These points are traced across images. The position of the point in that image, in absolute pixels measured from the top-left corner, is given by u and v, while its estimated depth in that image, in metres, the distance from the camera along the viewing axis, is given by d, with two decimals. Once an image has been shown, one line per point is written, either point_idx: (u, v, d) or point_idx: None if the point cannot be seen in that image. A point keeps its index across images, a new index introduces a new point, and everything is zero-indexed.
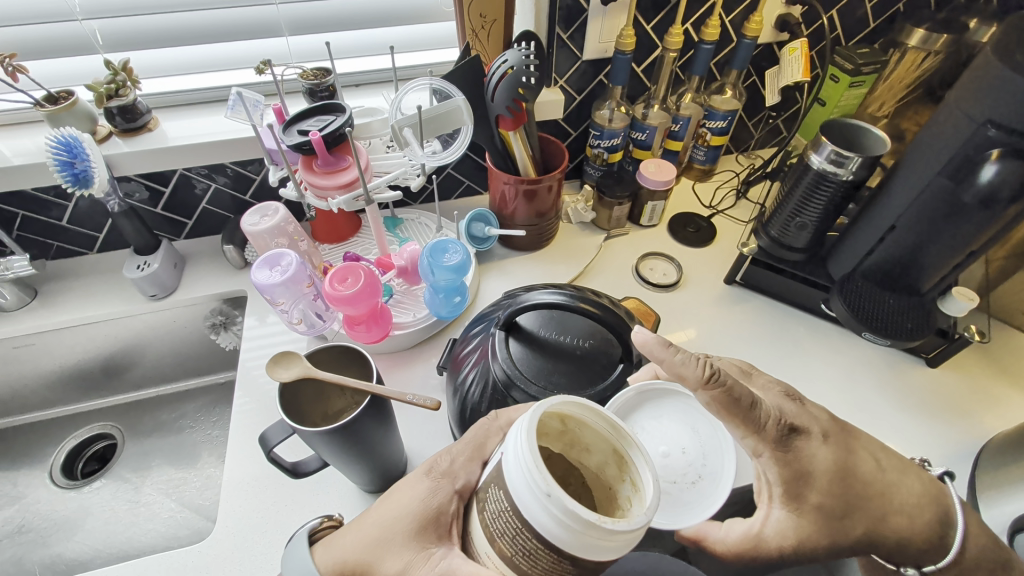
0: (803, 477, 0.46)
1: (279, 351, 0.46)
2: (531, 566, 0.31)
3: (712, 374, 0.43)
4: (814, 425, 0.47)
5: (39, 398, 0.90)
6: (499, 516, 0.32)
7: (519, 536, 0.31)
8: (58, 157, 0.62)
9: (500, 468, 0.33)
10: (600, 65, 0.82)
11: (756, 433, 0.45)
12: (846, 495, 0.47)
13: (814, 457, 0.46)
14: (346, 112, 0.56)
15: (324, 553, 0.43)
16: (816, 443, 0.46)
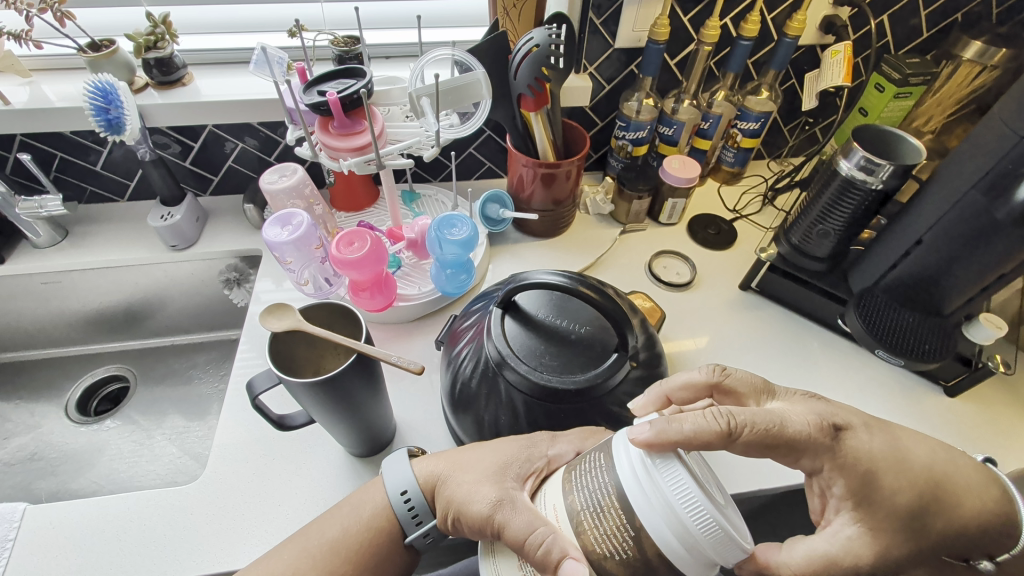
0: (870, 476, 0.44)
1: (274, 302, 0.47)
2: (593, 524, 0.37)
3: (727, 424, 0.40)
4: (854, 419, 0.46)
5: (64, 334, 0.94)
6: (592, 483, 0.38)
7: (600, 504, 0.37)
8: (94, 102, 0.65)
9: (610, 451, 0.38)
10: (632, 54, 0.81)
11: (806, 448, 0.44)
12: (914, 486, 0.44)
13: (870, 454, 0.44)
14: (366, 77, 0.56)
15: (423, 464, 0.52)
16: (865, 439, 0.45)
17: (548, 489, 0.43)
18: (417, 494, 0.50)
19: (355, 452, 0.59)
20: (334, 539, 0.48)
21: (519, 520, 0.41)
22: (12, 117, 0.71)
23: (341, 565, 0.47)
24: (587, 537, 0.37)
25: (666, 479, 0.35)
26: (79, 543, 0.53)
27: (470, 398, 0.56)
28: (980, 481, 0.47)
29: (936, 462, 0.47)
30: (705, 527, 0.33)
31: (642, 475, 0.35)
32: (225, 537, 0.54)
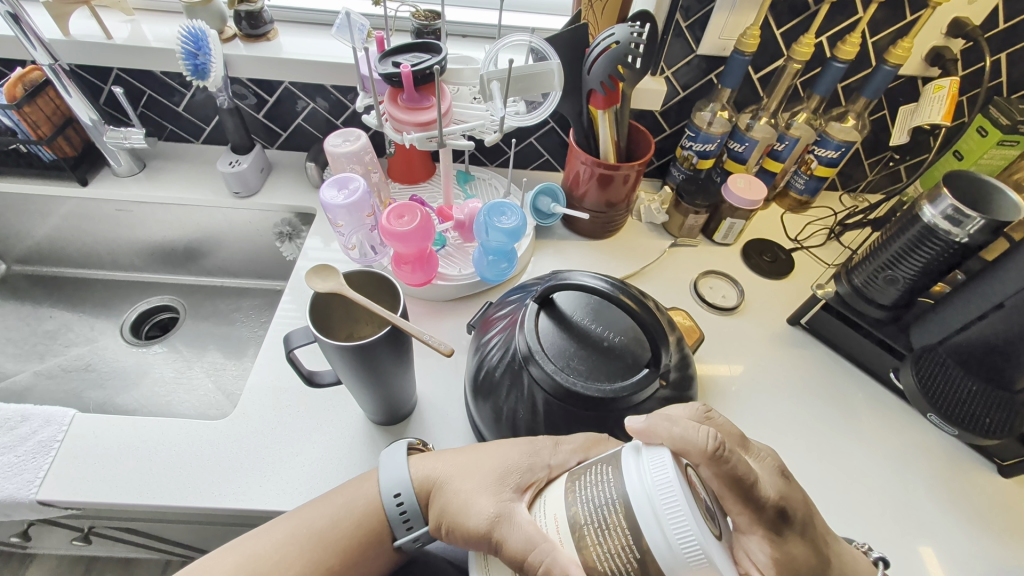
0: (795, 572, 0.39)
1: (321, 262, 0.47)
2: (597, 542, 0.35)
3: (720, 447, 0.37)
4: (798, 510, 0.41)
5: (129, 258, 1.01)
6: (592, 493, 0.37)
7: (601, 518, 0.35)
8: (185, 46, 0.68)
9: (617, 465, 0.37)
10: (713, 63, 0.77)
11: (756, 513, 0.38)
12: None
13: (795, 552, 0.39)
14: (441, 53, 0.56)
15: (422, 465, 0.52)
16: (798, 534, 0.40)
17: (546, 498, 0.42)
18: (410, 499, 0.50)
19: (375, 419, 0.61)
20: (321, 529, 0.49)
21: (516, 535, 0.41)
22: (112, 51, 0.76)
23: (328, 558, 0.48)
24: (589, 553, 0.35)
25: (663, 501, 0.33)
26: (114, 456, 0.57)
27: (493, 387, 0.56)
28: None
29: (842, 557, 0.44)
30: (693, 555, 0.32)
31: (642, 492, 0.34)
32: (244, 476, 0.57)
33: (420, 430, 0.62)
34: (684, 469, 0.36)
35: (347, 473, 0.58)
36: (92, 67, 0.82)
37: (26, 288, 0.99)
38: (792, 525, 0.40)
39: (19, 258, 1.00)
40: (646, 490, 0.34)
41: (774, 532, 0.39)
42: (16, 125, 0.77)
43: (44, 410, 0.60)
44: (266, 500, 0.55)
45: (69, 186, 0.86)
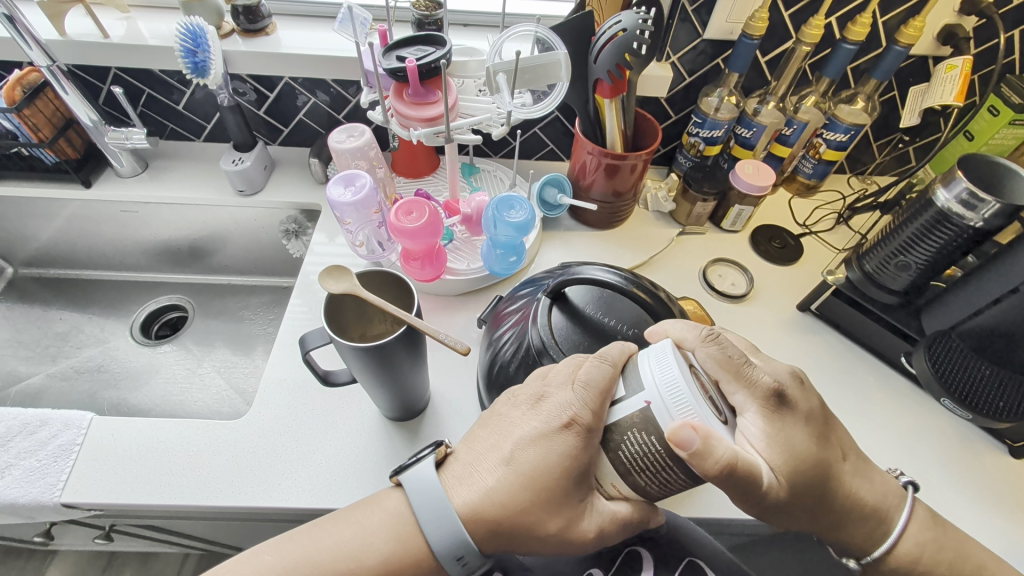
0: (795, 458, 0.40)
1: (333, 263, 0.47)
2: (648, 480, 0.39)
3: (710, 331, 0.43)
4: (801, 403, 0.42)
5: (135, 258, 1.01)
6: (633, 447, 0.38)
7: (633, 441, 0.38)
8: (184, 44, 0.67)
9: (633, 366, 0.40)
10: (720, 47, 0.76)
11: (750, 387, 0.41)
12: (787, 505, 0.41)
13: (797, 438, 0.41)
14: (446, 46, 0.55)
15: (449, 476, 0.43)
16: (800, 423, 0.42)
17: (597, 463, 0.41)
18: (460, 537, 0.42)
19: (390, 415, 0.61)
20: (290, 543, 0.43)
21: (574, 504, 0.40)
22: (109, 50, 0.75)
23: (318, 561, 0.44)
24: (645, 486, 0.39)
25: (670, 394, 0.36)
26: (132, 458, 0.58)
27: (508, 382, 0.56)
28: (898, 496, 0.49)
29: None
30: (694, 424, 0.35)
31: (653, 388, 0.37)
32: (264, 474, 0.57)
33: (434, 425, 0.63)
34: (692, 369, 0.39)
35: (365, 469, 0.59)
36: (90, 66, 0.81)
37: (33, 291, 0.99)
38: (793, 409, 0.42)
39: (24, 261, 1.00)
40: (655, 387, 0.37)
41: (773, 407, 0.41)
42: (17, 129, 0.77)
43: (63, 414, 0.60)
44: (287, 498, 0.56)
45: (73, 188, 0.86)
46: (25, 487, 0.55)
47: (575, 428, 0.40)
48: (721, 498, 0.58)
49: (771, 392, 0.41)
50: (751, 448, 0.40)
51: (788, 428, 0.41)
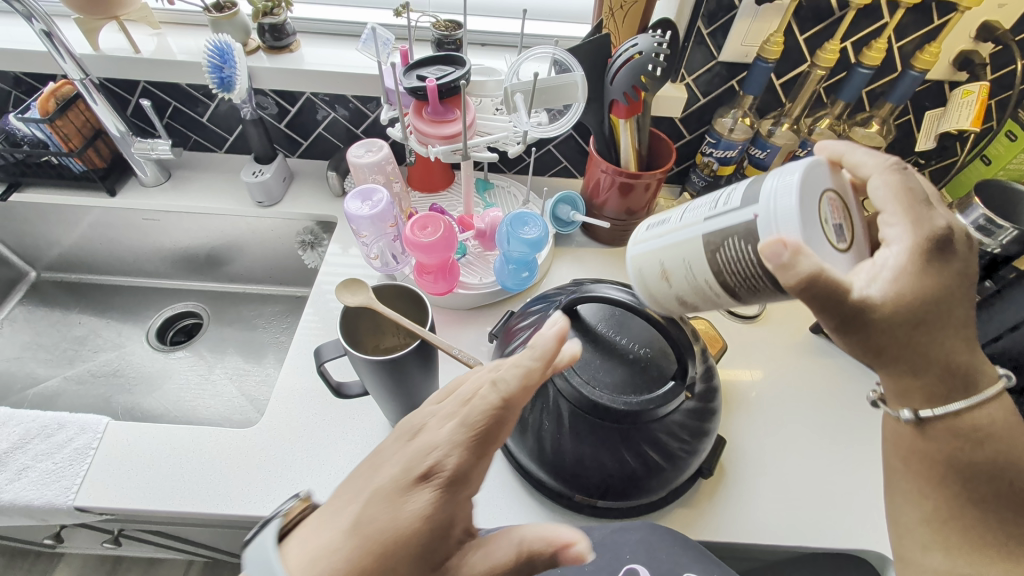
0: (912, 294, 0.36)
1: (350, 276, 0.48)
2: (727, 275, 0.41)
3: (899, 162, 0.41)
4: (960, 264, 0.37)
5: (154, 266, 1.03)
6: (728, 253, 0.41)
7: (733, 245, 0.40)
8: (211, 60, 0.69)
9: (757, 180, 0.41)
10: (736, 69, 0.77)
11: (919, 223, 0.38)
12: (882, 340, 0.38)
13: (929, 282, 0.36)
14: (465, 66, 0.57)
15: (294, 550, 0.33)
16: (944, 272, 0.37)
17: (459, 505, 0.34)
18: None
19: (399, 428, 0.61)
20: None
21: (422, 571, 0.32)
22: (139, 64, 0.78)
23: None
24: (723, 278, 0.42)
25: (782, 209, 0.37)
26: (146, 463, 0.59)
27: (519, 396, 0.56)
28: (998, 411, 0.40)
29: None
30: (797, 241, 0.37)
31: (767, 203, 0.38)
32: (273, 483, 0.58)
33: None
34: (822, 194, 0.39)
35: None
36: (120, 79, 0.84)
37: (56, 295, 1.02)
38: (951, 263, 0.37)
39: (48, 265, 1.02)
40: (773, 195, 0.38)
41: (931, 251, 0.37)
42: (49, 138, 0.79)
43: (80, 417, 0.62)
44: None
45: (98, 196, 0.88)
46: (40, 489, 0.56)
47: (435, 481, 0.33)
48: (730, 522, 0.57)
49: (925, 234, 0.37)
50: (880, 274, 0.38)
51: (915, 272, 0.37)
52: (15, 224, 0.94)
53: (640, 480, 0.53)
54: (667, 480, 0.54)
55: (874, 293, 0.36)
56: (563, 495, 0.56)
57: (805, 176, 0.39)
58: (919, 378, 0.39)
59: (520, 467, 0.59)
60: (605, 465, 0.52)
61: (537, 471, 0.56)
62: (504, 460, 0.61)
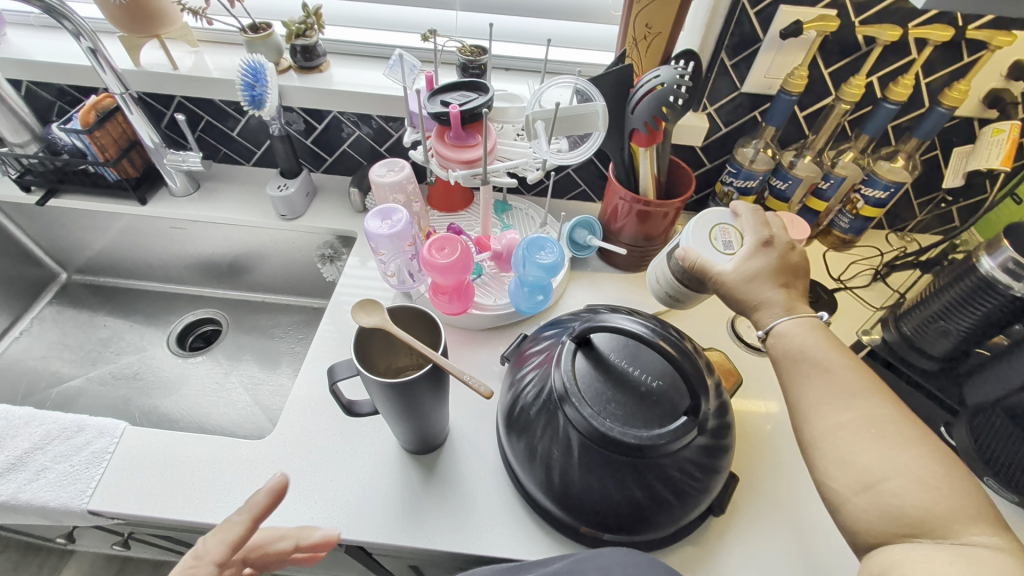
0: (755, 269, 0.54)
1: (366, 297, 0.49)
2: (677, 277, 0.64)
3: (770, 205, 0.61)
4: (790, 257, 0.55)
5: (179, 273, 1.06)
6: (673, 266, 0.64)
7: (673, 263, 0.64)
8: (244, 79, 0.72)
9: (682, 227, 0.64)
10: (758, 100, 0.77)
11: (760, 231, 0.57)
12: (729, 298, 0.55)
13: (763, 262, 0.54)
14: (488, 93, 0.58)
15: None
16: (771, 262, 0.54)
17: None
18: None
19: (408, 448, 0.61)
20: None
21: None
22: (176, 80, 0.81)
23: None
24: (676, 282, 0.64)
25: (688, 233, 0.60)
26: (159, 471, 0.60)
27: (529, 423, 0.56)
28: (804, 324, 0.49)
29: (914, 464, 0.39)
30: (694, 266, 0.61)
31: (683, 234, 0.61)
32: (281, 497, 0.58)
33: (450, 460, 0.62)
34: (715, 224, 0.60)
35: (380, 500, 0.59)
36: (158, 94, 0.87)
37: (85, 297, 1.05)
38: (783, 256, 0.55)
39: (78, 268, 1.06)
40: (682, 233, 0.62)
41: (766, 247, 0.55)
42: (88, 148, 0.83)
43: (99, 421, 0.63)
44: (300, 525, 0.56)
45: (129, 204, 0.91)
46: (56, 491, 0.57)
47: None
48: (740, 564, 0.56)
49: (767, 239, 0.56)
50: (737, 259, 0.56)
51: (752, 260, 0.54)
52: (50, 228, 0.98)
53: (648, 516, 0.52)
54: (675, 517, 0.53)
55: (727, 267, 0.55)
56: (569, 526, 0.56)
57: (707, 217, 0.61)
58: (756, 318, 0.53)
59: (527, 495, 0.58)
60: (613, 497, 0.51)
61: (543, 499, 0.56)
62: (511, 486, 0.60)
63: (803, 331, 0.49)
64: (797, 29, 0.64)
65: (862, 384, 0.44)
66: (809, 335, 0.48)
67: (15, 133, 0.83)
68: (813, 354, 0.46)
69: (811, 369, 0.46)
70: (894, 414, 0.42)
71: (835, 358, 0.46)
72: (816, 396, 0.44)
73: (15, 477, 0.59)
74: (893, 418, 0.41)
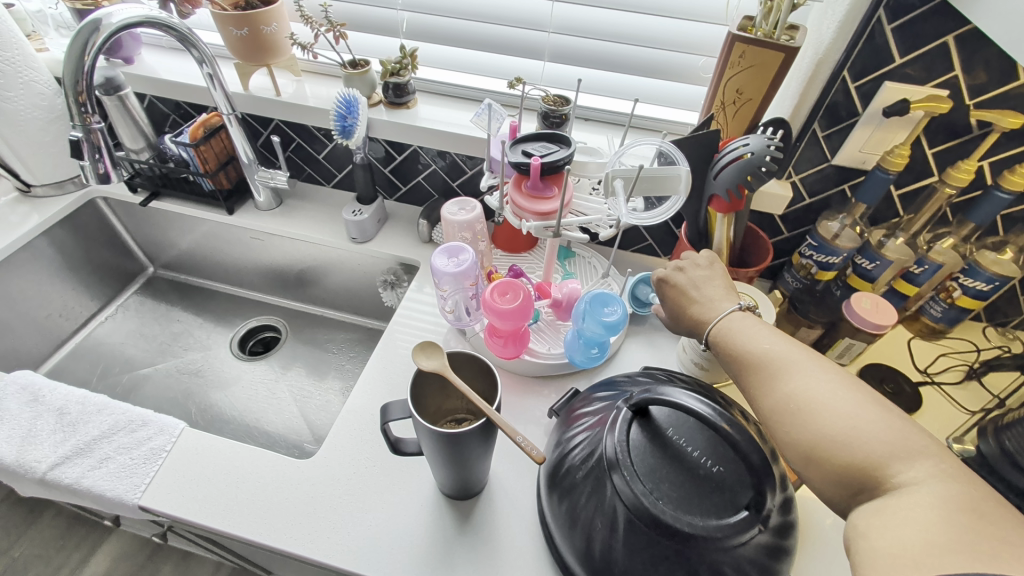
0: (691, 286, 0.57)
1: (428, 339, 0.49)
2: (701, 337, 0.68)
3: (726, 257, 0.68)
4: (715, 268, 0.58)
5: (250, 280, 1.11)
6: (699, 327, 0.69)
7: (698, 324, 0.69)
8: (338, 110, 0.77)
9: None
10: (850, 174, 0.73)
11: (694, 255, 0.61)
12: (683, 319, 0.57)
13: (696, 277, 0.58)
14: (570, 147, 0.58)
15: None
16: (702, 275, 0.58)
17: None
18: None
19: (446, 492, 0.60)
20: None
21: None
22: (278, 105, 0.87)
23: None
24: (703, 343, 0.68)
25: None
26: (208, 476, 0.61)
27: (573, 487, 0.53)
28: (737, 318, 0.51)
29: (835, 423, 0.40)
30: None
31: None
32: (317, 522, 0.58)
33: (486, 511, 0.60)
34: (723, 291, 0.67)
35: (412, 542, 0.57)
36: (259, 116, 0.94)
37: (166, 291, 1.13)
38: (707, 267, 0.58)
39: (164, 264, 1.14)
40: None
41: (694, 262, 0.59)
42: (192, 160, 0.90)
43: (161, 418, 0.66)
44: (330, 556, 0.56)
45: (218, 213, 0.98)
46: (114, 482, 0.60)
47: None
48: None
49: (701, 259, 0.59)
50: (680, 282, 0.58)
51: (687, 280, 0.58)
52: (147, 225, 1.07)
53: None
54: None
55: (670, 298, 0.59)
56: None
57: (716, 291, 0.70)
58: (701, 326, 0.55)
59: (561, 562, 0.55)
60: None
61: (579, 570, 0.52)
62: (545, 549, 0.57)
63: (740, 322, 0.51)
64: (904, 108, 0.61)
65: (787, 355, 0.46)
66: (740, 328, 0.50)
67: (133, 140, 0.92)
68: (746, 345, 0.48)
69: (744, 362, 0.48)
70: (818, 376, 0.43)
71: (764, 345, 0.47)
72: (752, 382, 0.46)
73: (80, 462, 0.62)
74: (817, 384, 0.42)
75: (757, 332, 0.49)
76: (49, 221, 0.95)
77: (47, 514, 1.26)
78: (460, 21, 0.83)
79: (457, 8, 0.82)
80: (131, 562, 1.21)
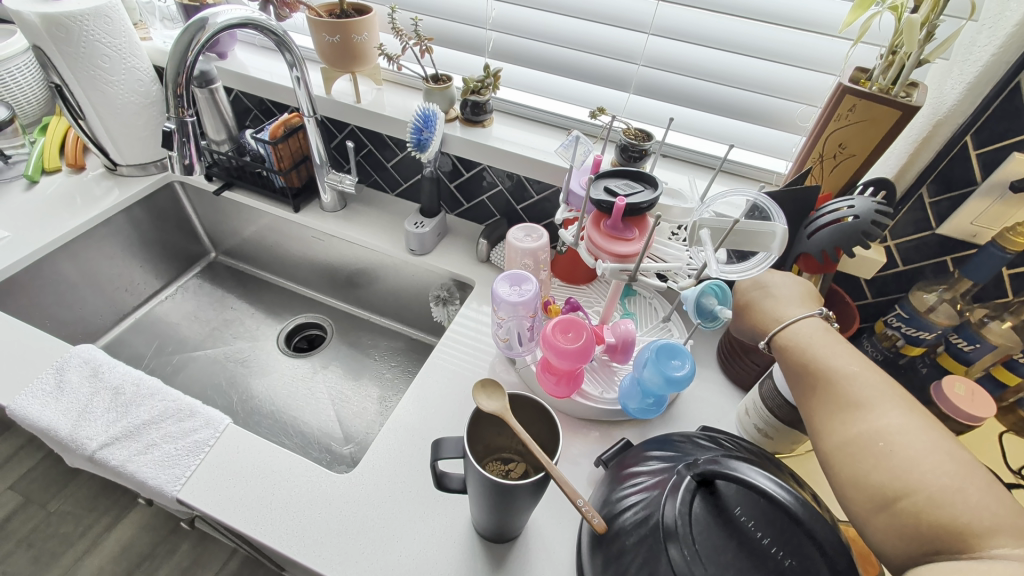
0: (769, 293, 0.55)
1: (490, 378, 0.48)
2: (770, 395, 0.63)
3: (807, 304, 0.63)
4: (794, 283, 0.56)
5: (304, 276, 1.13)
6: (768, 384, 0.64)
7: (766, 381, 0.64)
8: (415, 124, 0.76)
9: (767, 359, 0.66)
10: (954, 245, 0.67)
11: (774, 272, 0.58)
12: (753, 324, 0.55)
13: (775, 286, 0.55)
14: (657, 189, 0.55)
15: None
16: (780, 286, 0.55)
17: None
18: None
19: (481, 534, 0.57)
20: None
21: None
22: (356, 111, 0.89)
23: None
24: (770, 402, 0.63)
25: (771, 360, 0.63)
26: (246, 477, 0.61)
27: (622, 553, 0.49)
28: (817, 332, 0.49)
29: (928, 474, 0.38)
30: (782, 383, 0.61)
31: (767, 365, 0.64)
32: (347, 544, 0.56)
33: (520, 558, 0.57)
34: None
35: None
36: (337, 120, 0.96)
37: (224, 278, 1.16)
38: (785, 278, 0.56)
39: (225, 251, 1.17)
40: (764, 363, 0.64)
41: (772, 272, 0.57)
42: (269, 156, 0.93)
43: (209, 411, 0.66)
44: None
45: (285, 209, 1.00)
46: (157, 470, 0.60)
47: None
48: None
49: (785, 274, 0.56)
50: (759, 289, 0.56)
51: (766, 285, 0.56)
52: (216, 212, 1.10)
53: None
54: None
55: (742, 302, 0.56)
56: None
57: None
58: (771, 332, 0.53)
59: None
60: None
61: None
62: None
63: (818, 338, 0.49)
64: None
65: (873, 388, 0.44)
66: (823, 350, 0.48)
67: (216, 131, 0.95)
68: (824, 365, 0.47)
69: (820, 385, 0.46)
70: (904, 417, 0.41)
71: (848, 372, 0.46)
72: (829, 410, 0.45)
73: (127, 446, 0.63)
74: (909, 430, 0.41)
75: (839, 354, 0.47)
76: (129, 199, 0.99)
77: (82, 476, 1.30)
78: (546, 46, 0.82)
79: (545, 33, 0.81)
80: (153, 536, 1.23)
